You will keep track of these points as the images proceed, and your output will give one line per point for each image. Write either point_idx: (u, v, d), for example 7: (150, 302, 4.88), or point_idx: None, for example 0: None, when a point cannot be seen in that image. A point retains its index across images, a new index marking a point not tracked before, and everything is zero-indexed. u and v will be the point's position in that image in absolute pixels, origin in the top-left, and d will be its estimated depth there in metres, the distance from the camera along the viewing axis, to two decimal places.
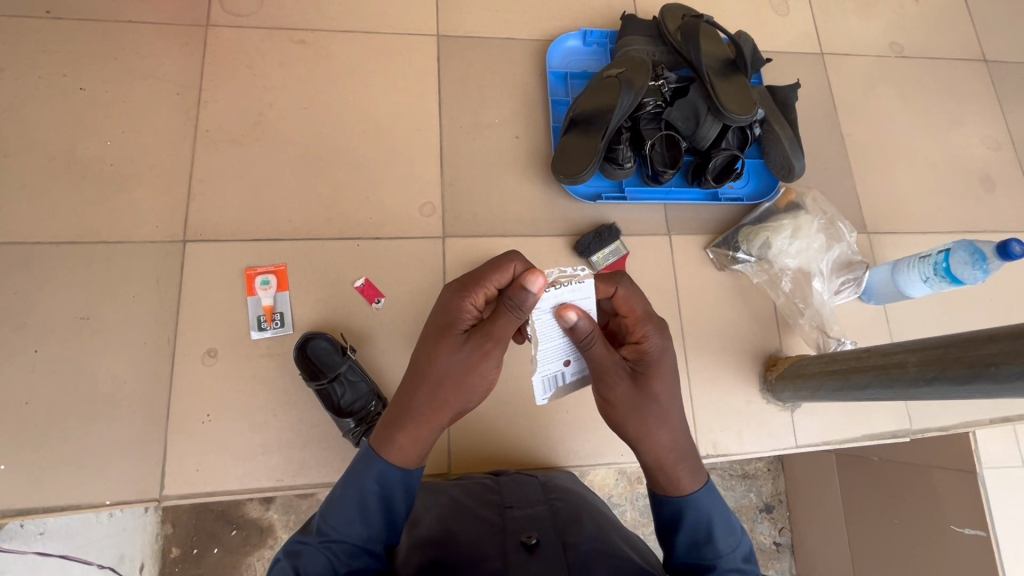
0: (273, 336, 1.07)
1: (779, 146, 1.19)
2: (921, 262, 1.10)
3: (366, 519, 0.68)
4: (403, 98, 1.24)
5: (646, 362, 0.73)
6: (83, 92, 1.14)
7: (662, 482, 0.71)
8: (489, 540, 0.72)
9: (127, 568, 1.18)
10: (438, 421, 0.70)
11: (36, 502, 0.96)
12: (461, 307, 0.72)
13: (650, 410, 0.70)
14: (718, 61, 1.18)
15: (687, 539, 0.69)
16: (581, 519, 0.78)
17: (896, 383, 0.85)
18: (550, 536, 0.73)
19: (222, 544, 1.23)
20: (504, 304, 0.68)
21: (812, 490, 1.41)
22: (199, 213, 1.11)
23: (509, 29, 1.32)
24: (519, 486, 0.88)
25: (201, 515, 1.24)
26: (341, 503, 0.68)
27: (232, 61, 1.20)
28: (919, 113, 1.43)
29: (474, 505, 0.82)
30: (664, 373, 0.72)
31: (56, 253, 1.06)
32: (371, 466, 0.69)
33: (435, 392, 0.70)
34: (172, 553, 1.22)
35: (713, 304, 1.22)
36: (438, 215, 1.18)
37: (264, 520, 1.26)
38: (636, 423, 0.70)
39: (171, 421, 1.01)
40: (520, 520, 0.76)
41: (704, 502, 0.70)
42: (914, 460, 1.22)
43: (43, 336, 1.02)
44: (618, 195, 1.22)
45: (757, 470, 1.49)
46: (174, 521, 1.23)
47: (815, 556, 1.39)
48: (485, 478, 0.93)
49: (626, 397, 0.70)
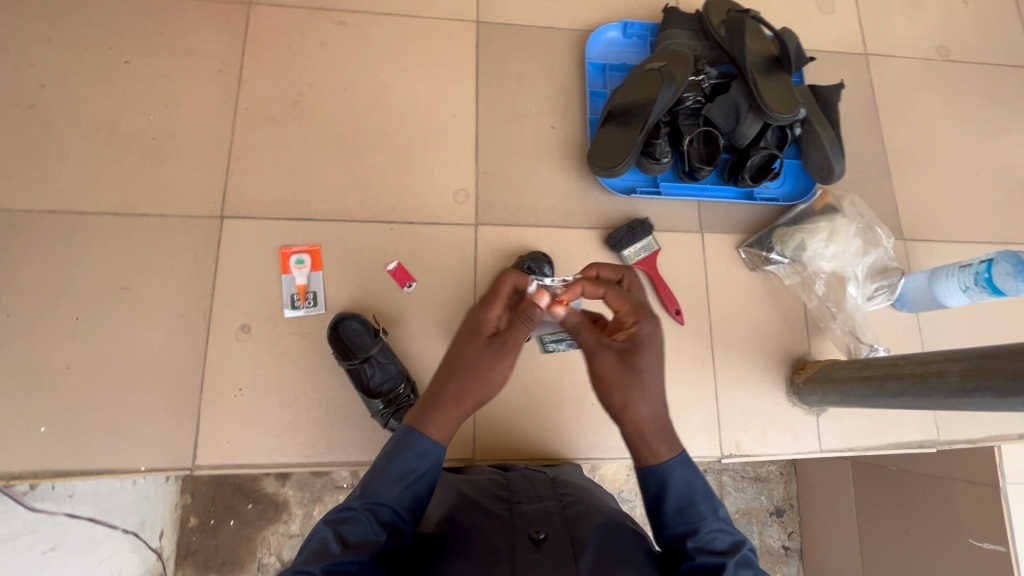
0: (305, 314, 1.08)
1: (819, 147, 1.17)
2: (960, 271, 1.07)
3: (408, 490, 0.69)
4: (441, 84, 1.24)
5: (637, 343, 0.73)
6: (127, 66, 1.16)
7: (641, 453, 0.70)
8: (498, 533, 0.73)
9: (148, 534, 1.23)
10: (466, 408, 0.71)
11: (75, 464, 0.99)
12: (484, 318, 0.76)
13: (637, 378, 0.70)
14: (762, 58, 1.16)
15: (672, 506, 0.69)
16: (590, 513, 0.78)
17: (933, 393, 0.84)
18: (558, 530, 0.73)
19: (238, 516, 1.26)
20: (518, 317, 0.76)
21: (825, 496, 1.40)
22: (237, 190, 1.13)
23: (550, 17, 1.31)
24: (528, 480, 0.88)
25: (220, 488, 1.26)
26: (388, 471, 0.69)
27: (274, 41, 1.21)
28: (963, 119, 1.40)
29: (482, 499, 0.81)
30: (648, 357, 0.72)
31: (98, 223, 1.08)
32: (415, 444, 0.69)
33: (465, 384, 0.71)
34: (190, 521, 1.25)
35: (743, 304, 1.21)
36: (471, 202, 1.19)
37: (279, 495, 1.28)
38: (619, 395, 0.70)
39: (205, 393, 1.03)
40: (527, 516, 0.76)
41: (683, 469, 0.69)
42: (936, 471, 1.20)
43: (83, 304, 1.04)
44: (653, 190, 1.21)
45: (770, 473, 1.50)
46: (193, 492, 1.26)
47: (823, 561, 1.39)
48: (493, 474, 0.92)
49: (611, 371, 0.71)
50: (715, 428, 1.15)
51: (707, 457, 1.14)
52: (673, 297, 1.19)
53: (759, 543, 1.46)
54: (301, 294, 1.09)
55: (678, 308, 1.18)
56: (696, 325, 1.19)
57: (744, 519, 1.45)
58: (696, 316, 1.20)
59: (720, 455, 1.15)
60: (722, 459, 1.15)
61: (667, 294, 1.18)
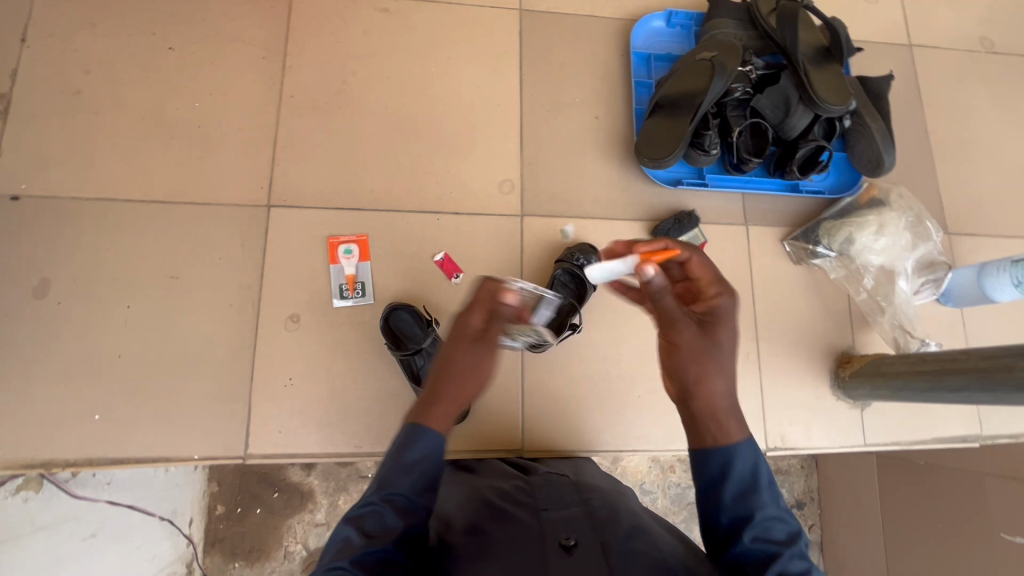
0: (354, 305, 1.08)
1: (868, 139, 1.16)
2: (1013, 266, 1.06)
3: (424, 476, 0.63)
4: (485, 72, 1.23)
5: (714, 316, 0.69)
6: (171, 52, 1.15)
7: (709, 432, 0.65)
8: (525, 540, 0.69)
9: (180, 522, 1.22)
10: (463, 401, 0.66)
11: (128, 452, 0.99)
12: (469, 320, 0.66)
13: (713, 353, 0.66)
14: (813, 49, 1.15)
15: (733, 490, 0.63)
16: (618, 517, 0.74)
17: (996, 387, 0.84)
18: (589, 537, 0.69)
19: (264, 504, 1.25)
20: (491, 319, 0.67)
21: (845, 491, 1.41)
22: (283, 179, 1.12)
23: (594, 6, 1.30)
24: (551, 485, 0.84)
25: (246, 476, 1.25)
26: (400, 464, 0.62)
27: (317, 27, 1.20)
28: (1008, 112, 1.38)
29: (505, 506, 0.77)
30: (728, 332, 0.68)
31: (146, 211, 1.07)
32: (421, 437, 0.63)
33: (457, 384, 0.65)
34: (217, 510, 1.24)
35: (788, 297, 1.21)
36: (516, 193, 1.18)
37: (305, 484, 1.27)
38: (694, 368, 0.66)
39: (256, 382, 1.03)
40: (555, 521, 0.72)
41: (750, 452, 0.64)
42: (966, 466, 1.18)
43: (134, 293, 1.04)
44: (698, 182, 1.20)
45: (790, 467, 1.50)
46: (220, 481, 1.24)
47: (845, 554, 1.40)
48: (515, 477, 0.88)
49: (691, 343, 0.66)
50: (760, 421, 1.15)
51: None
52: None
53: None
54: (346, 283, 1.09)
55: None
56: (741, 318, 1.19)
57: None
58: (741, 309, 1.19)
59: (765, 449, 1.14)
60: (766, 453, 1.15)
61: None
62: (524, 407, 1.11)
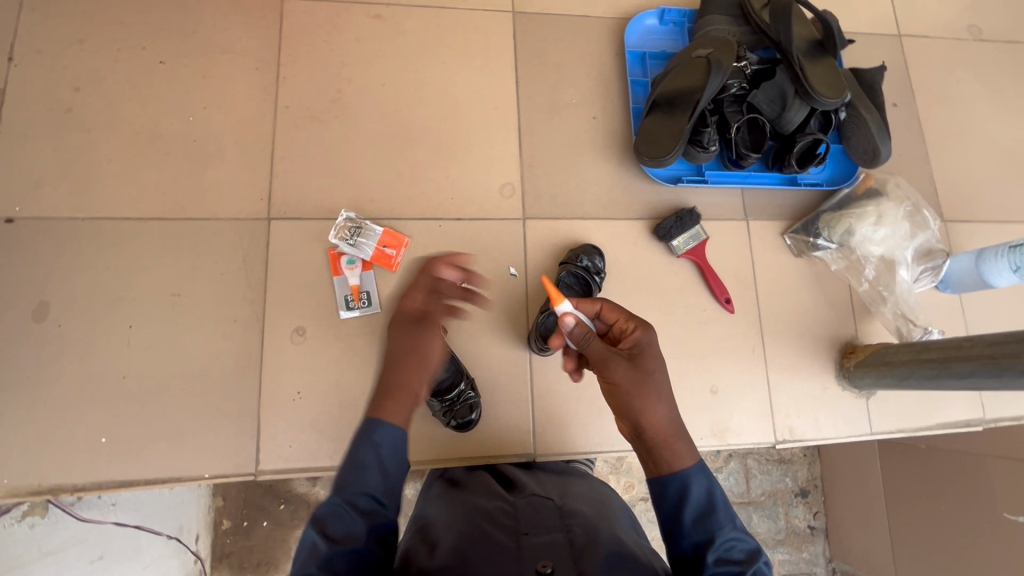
0: (361, 315, 1.07)
1: (864, 131, 1.17)
2: (1011, 251, 1.08)
3: (385, 471, 0.65)
4: (480, 76, 1.23)
5: (639, 350, 0.76)
6: (163, 66, 1.13)
7: (664, 461, 0.70)
8: (502, 570, 0.67)
9: (187, 537, 1.24)
10: (415, 389, 0.70)
11: (137, 474, 0.98)
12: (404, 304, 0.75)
13: (650, 384, 0.72)
14: (807, 43, 1.16)
15: (691, 514, 0.68)
16: (598, 542, 0.72)
17: (1003, 372, 0.85)
18: (566, 564, 0.68)
19: (270, 517, 1.30)
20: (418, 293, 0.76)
21: (849, 477, 1.43)
22: (283, 191, 1.11)
23: (587, 6, 1.29)
24: (536, 509, 0.81)
25: (251, 490, 1.32)
26: (356, 461, 0.65)
27: (310, 36, 1.19)
28: (997, 97, 1.40)
29: (486, 527, 0.75)
30: (654, 360, 0.75)
31: (145, 229, 1.06)
32: (375, 427, 0.67)
33: (406, 369, 0.71)
34: (224, 524, 1.30)
35: (791, 290, 1.22)
36: (518, 196, 1.17)
37: (311, 494, 1.33)
38: (632, 401, 0.71)
39: (264, 398, 1.02)
40: (535, 548, 0.71)
41: (701, 476, 0.69)
42: (962, 450, 1.20)
43: (136, 312, 1.02)
44: (698, 179, 1.20)
45: (793, 455, 1.52)
46: (224, 495, 1.31)
47: (851, 540, 1.42)
48: (500, 496, 0.86)
49: (623, 380, 0.72)
50: (767, 415, 1.16)
51: (760, 443, 1.15)
52: (722, 285, 1.19)
53: (785, 524, 1.49)
54: (351, 234, 1.09)
55: (728, 296, 1.18)
56: (746, 313, 1.19)
57: (771, 501, 1.48)
58: (745, 303, 1.20)
59: (774, 441, 1.15)
60: (775, 445, 1.16)
61: (717, 282, 1.18)
62: (534, 411, 1.11)
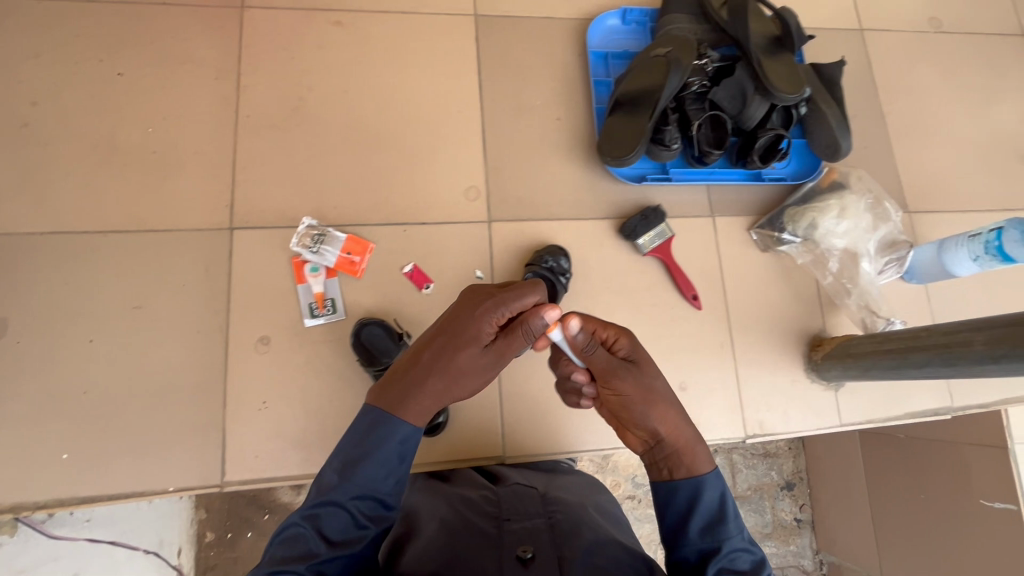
0: (326, 322, 1.07)
1: (824, 126, 1.18)
2: (970, 241, 1.09)
3: (391, 477, 0.69)
4: (443, 80, 1.23)
5: (636, 355, 0.76)
6: (121, 78, 1.12)
7: (682, 467, 0.72)
8: (485, 556, 0.71)
9: (167, 552, 1.21)
10: (447, 403, 0.73)
11: (100, 489, 0.97)
12: (483, 324, 0.73)
13: (655, 394, 0.73)
14: (765, 39, 1.16)
15: (699, 520, 0.70)
16: (579, 528, 0.76)
17: (959, 362, 0.85)
18: (546, 550, 0.72)
19: (255, 528, 1.24)
20: (519, 327, 0.74)
21: (835, 468, 1.46)
22: (245, 200, 1.11)
23: (549, 7, 1.30)
24: (520, 496, 0.85)
25: (234, 501, 1.25)
26: (364, 463, 0.68)
27: (270, 44, 1.18)
28: (958, 89, 1.42)
29: (470, 516, 0.79)
30: (653, 367, 0.76)
31: (104, 242, 1.05)
32: (393, 431, 0.69)
33: (450, 383, 0.72)
34: (207, 537, 1.24)
35: (758, 285, 1.22)
36: (483, 199, 1.18)
37: (295, 504, 1.26)
38: (642, 413, 0.73)
39: (229, 408, 1.02)
40: (517, 534, 0.75)
41: (716, 484, 0.71)
42: (942, 436, 1.25)
43: (97, 326, 1.02)
44: (663, 177, 1.21)
45: (778, 448, 1.53)
46: (208, 507, 1.24)
47: (838, 532, 1.44)
48: (486, 488, 0.89)
49: (632, 392, 0.73)
50: (737, 410, 1.16)
51: (731, 439, 1.15)
52: (689, 282, 1.19)
53: (772, 518, 1.50)
54: (314, 241, 1.09)
55: (695, 293, 1.19)
56: (713, 309, 1.20)
57: (758, 495, 1.49)
58: (713, 300, 1.20)
59: (744, 437, 1.16)
60: (746, 440, 1.16)
61: (683, 279, 1.19)
62: (503, 413, 1.11)
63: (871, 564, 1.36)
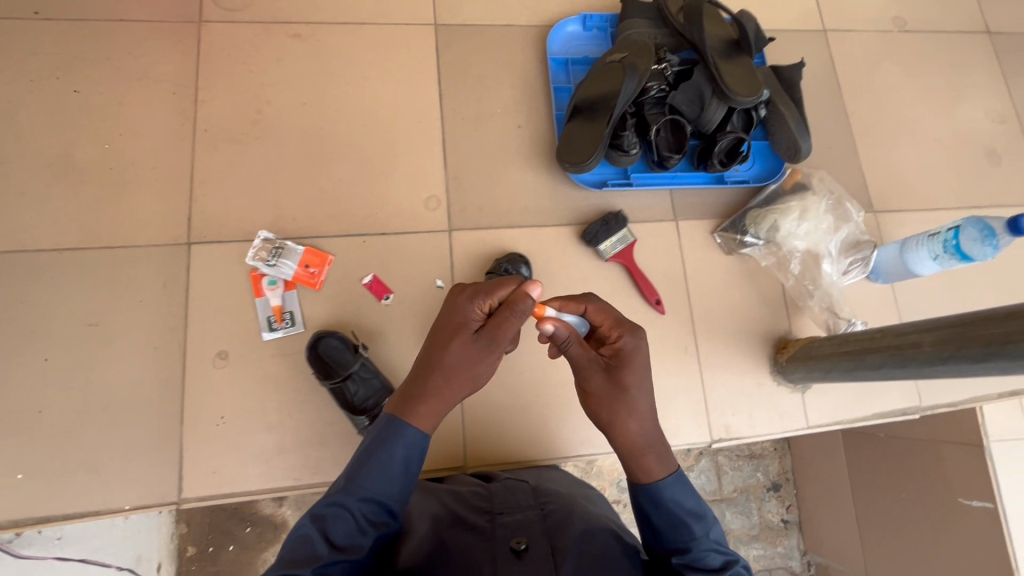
0: (284, 335, 1.07)
1: (784, 127, 1.18)
2: (929, 240, 1.10)
3: (398, 481, 0.72)
4: (403, 90, 1.23)
5: (620, 357, 0.76)
6: (77, 95, 1.12)
7: (632, 470, 0.73)
8: (478, 549, 0.73)
9: (145, 567, 1.20)
10: (452, 400, 0.76)
11: (56, 509, 0.96)
12: (470, 310, 0.78)
13: (623, 396, 0.73)
14: (722, 42, 1.16)
15: (663, 522, 0.71)
16: (571, 518, 0.78)
17: (910, 363, 0.85)
18: (540, 541, 0.73)
19: (236, 540, 1.28)
20: (507, 311, 0.75)
21: (818, 469, 1.44)
22: (202, 215, 1.10)
23: (509, 15, 1.30)
24: (510, 490, 0.87)
25: (216, 514, 1.28)
26: (372, 466, 0.70)
27: (228, 58, 1.18)
28: (923, 88, 1.42)
29: (462, 512, 0.81)
30: (637, 372, 0.74)
31: (60, 259, 1.05)
32: (402, 435, 0.72)
33: (448, 381, 0.75)
34: (188, 551, 1.27)
35: (723, 288, 1.22)
36: (443, 209, 1.17)
37: (276, 516, 1.31)
38: (607, 412, 0.74)
39: (186, 424, 1.01)
40: (508, 526, 0.76)
41: (675, 488, 0.71)
42: (921, 435, 1.25)
43: (52, 344, 1.01)
44: (624, 182, 1.21)
45: (764, 449, 1.51)
46: (188, 521, 1.28)
47: (822, 532, 1.42)
48: (477, 485, 0.91)
49: (598, 389, 0.74)
50: (703, 414, 1.16)
51: (697, 444, 1.14)
52: (652, 287, 1.19)
53: (759, 519, 1.48)
54: (272, 254, 1.09)
55: (658, 297, 1.18)
56: (677, 314, 1.19)
57: (744, 496, 1.48)
58: (676, 304, 1.20)
59: (710, 441, 1.15)
60: (712, 445, 1.16)
61: (646, 284, 1.18)
62: (464, 422, 1.12)
63: (855, 564, 1.34)
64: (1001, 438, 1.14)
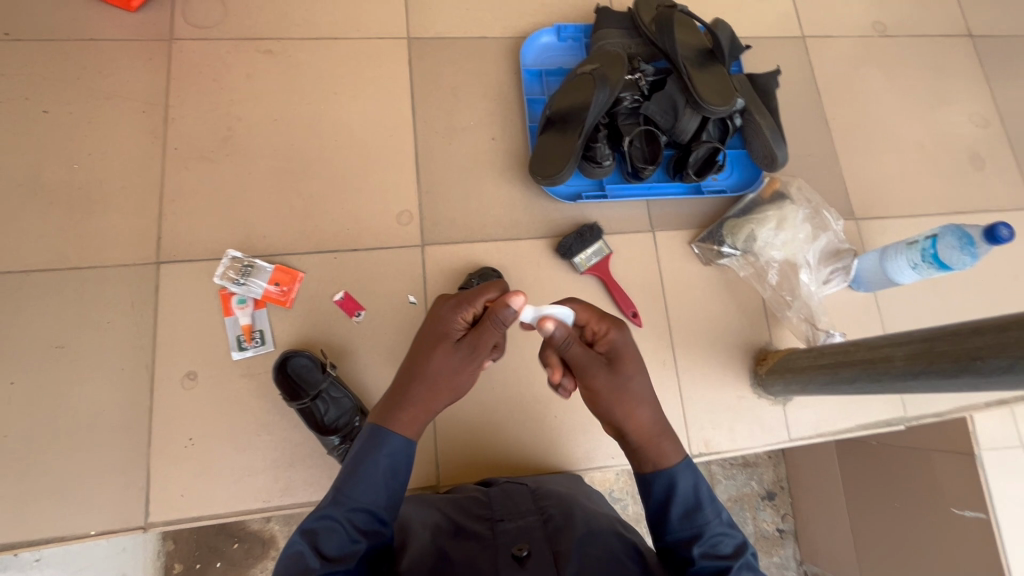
0: (253, 354, 1.06)
1: (760, 136, 1.16)
2: (908, 249, 1.09)
3: (387, 489, 0.68)
4: (376, 104, 1.22)
5: (615, 351, 0.73)
6: (47, 115, 1.12)
7: (649, 459, 0.70)
8: (479, 557, 0.68)
9: None
10: (436, 406, 0.72)
11: (22, 535, 0.95)
12: (452, 319, 0.74)
13: (629, 391, 0.70)
14: (696, 51, 1.14)
15: (679, 509, 0.68)
16: (573, 522, 0.74)
17: (882, 377, 0.83)
18: (542, 546, 0.69)
19: (225, 558, 1.19)
20: (487, 319, 0.73)
21: (811, 479, 1.41)
22: (172, 234, 1.09)
23: (482, 27, 1.29)
24: (509, 496, 0.83)
25: (203, 531, 1.19)
26: (359, 476, 0.67)
27: (199, 75, 1.18)
28: (904, 93, 1.40)
29: (460, 519, 0.77)
30: (634, 367, 0.72)
31: (27, 281, 1.04)
32: (386, 444, 0.69)
33: (430, 388, 0.72)
34: (176, 568, 1.18)
35: (702, 298, 1.20)
36: (416, 223, 1.16)
37: (266, 531, 1.21)
38: (619, 411, 0.70)
39: (153, 446, 1.00)
40: (510, 533, 0.72)
41: (687, 474, 0.69)
42: (910, 444, 1.22)
43: (19, 367, 1.00)
44: (599, 194, 1.20)
45: (758, 457, 1.48)
46: (176, 537, 1.18)
47: (818, 541, 1.38)
48: (476, 491, 0.88)
49: (604, 387, 0.70)
50: (683, 428, 1.14)
51: None
52: (629, 299, 1.17)
53: (753, 529, 1.45)
54: (241, 273, 1.08)
55: (635, 310, 1.17)
56: (654, 326, 1.18)
57: (737, 506, 1.44)
58: (654, 316, 1.18)
59: (690, 455, 1.13)
60: (692, 459, 1.14)
61: (622, 296, 1.16)
62: (436, 440, 1.10)
63: None
64: (992, 447, 1.11)
